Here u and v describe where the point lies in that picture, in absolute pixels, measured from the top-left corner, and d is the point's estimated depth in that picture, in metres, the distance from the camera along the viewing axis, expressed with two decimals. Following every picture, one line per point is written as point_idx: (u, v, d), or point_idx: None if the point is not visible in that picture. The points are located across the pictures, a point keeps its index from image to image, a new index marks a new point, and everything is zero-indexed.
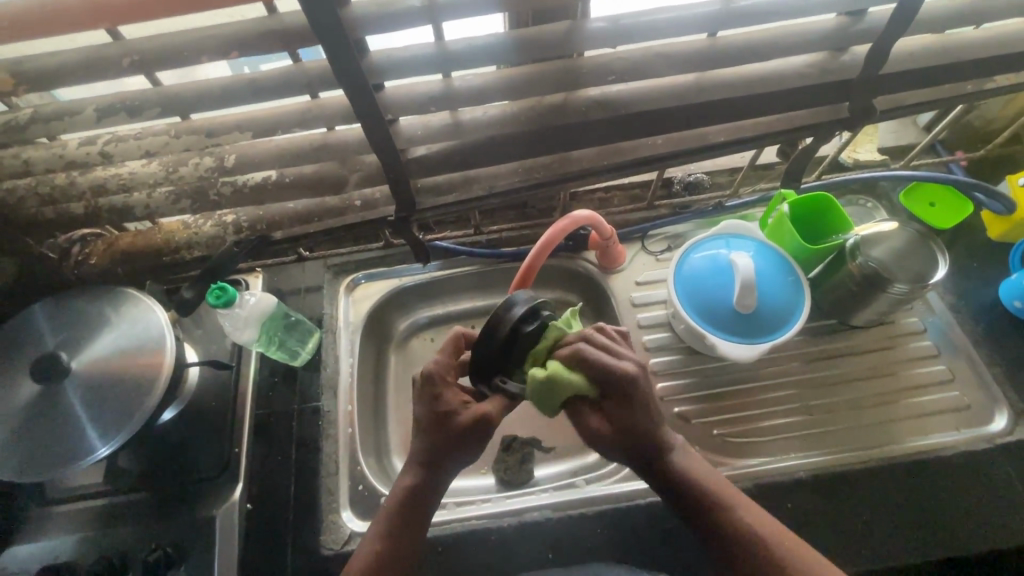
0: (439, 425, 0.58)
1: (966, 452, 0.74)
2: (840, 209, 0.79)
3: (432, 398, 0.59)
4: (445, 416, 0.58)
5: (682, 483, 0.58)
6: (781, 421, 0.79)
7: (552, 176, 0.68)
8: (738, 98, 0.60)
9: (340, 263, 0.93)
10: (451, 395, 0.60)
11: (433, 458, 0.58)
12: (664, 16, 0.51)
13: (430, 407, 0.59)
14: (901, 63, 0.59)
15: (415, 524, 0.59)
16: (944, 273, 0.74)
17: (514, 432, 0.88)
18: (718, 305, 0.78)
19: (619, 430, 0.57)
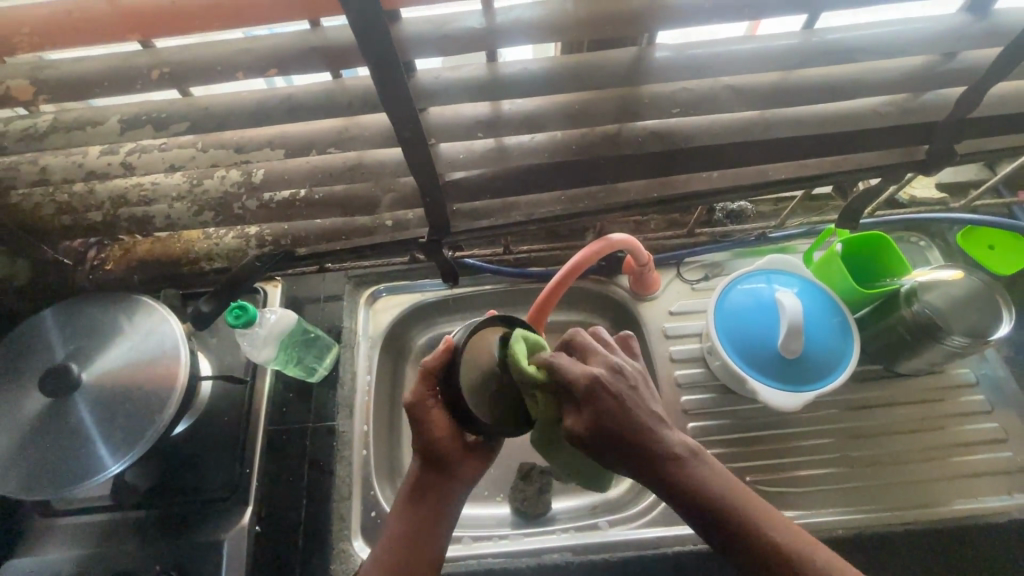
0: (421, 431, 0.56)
1: (1017, 519, 0.70)
2: (897, 253, 0.74)
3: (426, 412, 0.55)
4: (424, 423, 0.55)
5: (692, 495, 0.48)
6: (823, 471, 0.75)
7: (594, 206, 0.64)
8: (805, 137, 0.55)
9: (361, 274, 0.90)
10: (423, 396, 0.55)
11: (435, 455, 0.57)
12: (741, 47, 0.47)
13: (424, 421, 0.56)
14: (991, 107, 0.54)
15: (426, 515, 0.57)
16: (1007, 330, 0.69)
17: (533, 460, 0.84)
18: (764, 347, 0.73)
19: (598, 431, 0.46)
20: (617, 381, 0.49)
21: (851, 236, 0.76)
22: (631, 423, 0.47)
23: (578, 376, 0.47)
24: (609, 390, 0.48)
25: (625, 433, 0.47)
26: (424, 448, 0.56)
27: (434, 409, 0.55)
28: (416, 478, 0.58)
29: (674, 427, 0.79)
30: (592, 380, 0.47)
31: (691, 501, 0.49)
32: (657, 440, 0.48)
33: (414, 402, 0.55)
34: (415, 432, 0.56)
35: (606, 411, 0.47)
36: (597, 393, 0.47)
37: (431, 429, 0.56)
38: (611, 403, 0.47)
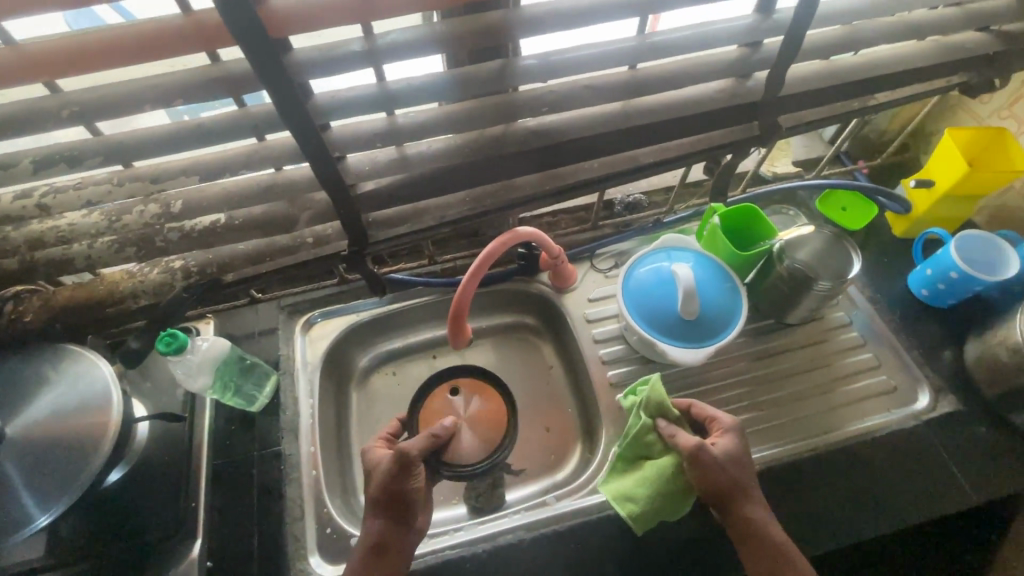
0: (394, 481, 0.67)
1: (899, 430, 0.80)
2: (764, 218, 0.86)
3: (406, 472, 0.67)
4: (402, 473, 0.67)
5: (761, 532, 0.64)
6: (737, 419, 0.84)
7: (499, 204, 0.70)
8: (659, 123, 0.66)
9: (294, 303, 0.93)
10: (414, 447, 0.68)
11: (399, 506, 0.67)
12: (587, 52, 0.57)
13: (402, 479, 0.67)
14: (796, 85, 0.67)
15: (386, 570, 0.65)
16: (859, 268, 0.82)
17: None
18: (666, 314, 0.81)
19: (705, 482, 0.65)
20: (721, 445, 0.67)
21: (726, 209, 0.87)
22: (738, 476, 0.66)
23: (690, 442, 0.66)
24: (728, 459, 0.66)
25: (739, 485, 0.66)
26: (388, 496, 0.67)
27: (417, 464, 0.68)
28: (377, 534, 0.67)
29: (604, 401, 0.87)
30: (696, 445, 0.66)
31: (770, 543, 0.64)
32: (751, 492, 0.66)
33: (406, 458, 0.67)
34: (392, 478, 0.67)
35: (719, 468, 0.65)
36: (699, 456, 0.65)
37: (406, 482, 0.67)
38: (724, 466, 0.66)
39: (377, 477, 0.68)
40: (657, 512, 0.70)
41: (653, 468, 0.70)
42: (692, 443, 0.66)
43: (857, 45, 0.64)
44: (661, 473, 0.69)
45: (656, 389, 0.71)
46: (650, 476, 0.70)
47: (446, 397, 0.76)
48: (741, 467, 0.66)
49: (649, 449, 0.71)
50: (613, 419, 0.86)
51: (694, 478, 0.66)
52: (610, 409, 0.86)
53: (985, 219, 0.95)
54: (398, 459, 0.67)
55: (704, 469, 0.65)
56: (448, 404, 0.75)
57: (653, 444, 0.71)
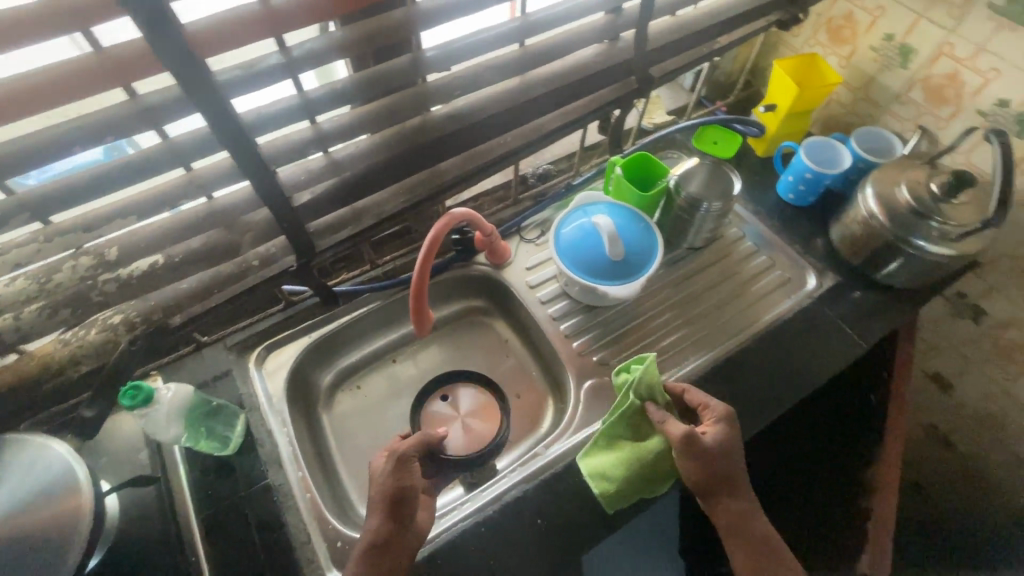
0: (396, 475, 0.69)
1: (800, 310, 0.96)
2: (656, 161, 0.99)
3: (405, 467, 0.71)
4: (402, 467, 0.70)
5: (740, 522, 0.71)
6: (675, 337, 0.97)
7: (430, 191, 0.75)
8: (554, 89, 0.74)
9: (241, 340, 0.91)
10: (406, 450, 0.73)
11: (397, 502, 0.68)
12: (482, 36, 0.64)
13: (400, 475, 0.70)
14: (657, 40, 0.78)
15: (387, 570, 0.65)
16: (740, 185, 0.96)
17: None
18: (597, 261, 0.90)
19: (694, 470, 0.70)
20: (715, 436, 0.70)
21: (624, 160, 0.99)
22: (728, 469, 0.70)
23: (683, 433, 0.70)
24: (721, 451, 0.70)
25: (726, 476, 0.70)
26: (391, 493, 0.68)
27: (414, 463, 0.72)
28: (377, 534, 0.66)
29: (563, 353, 0.95)
30: (689, 434, 0.69)
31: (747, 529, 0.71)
32: (738, 484, 0.71)
33: (405, 454, 0.72)
34: (393, 478, 0.69)
35: (709, 459, 0.69)
36: (690, 446, 0.69)
37: (406, 477, 0.70)
38: (715, 458, 0.69)
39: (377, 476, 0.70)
40: (628, 494, 0.76)
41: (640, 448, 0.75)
42: (685, 432, 0.69)
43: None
44: (646, 454, 0.74)
45: (648, 373, 0.74)
46: (628, 457, 0.76)
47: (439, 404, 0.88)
48: (731, 460, 0.70)
49: (633, 428, 0.77)
50: (575, 366, 0.94)
51: (684, 465, 0.70)
52: (570, 358, 0.95)
53: (819, 130, 1.16)
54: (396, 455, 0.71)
55: (694, 459, 0.69)
56: (442, 410, 0.88)
57: (641, 424, 0.76)
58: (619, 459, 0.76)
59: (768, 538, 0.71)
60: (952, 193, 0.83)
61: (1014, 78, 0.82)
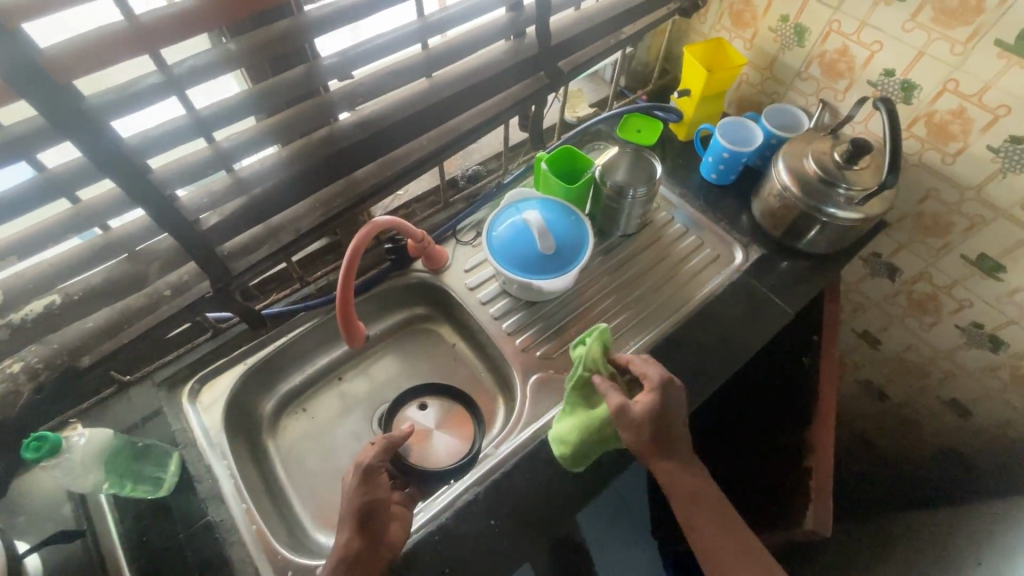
0: (365, 485, 0.71)
1: (730, 285, 1.00)
2: (579, 152, 1.00)
3: (372, 477, 0.72)
4: (369, 476, 0.72)
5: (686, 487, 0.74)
6: (615, 323, 0.99)
7: (348, 202, 0.74)
8: (463, 89, 0.74)
9: (169, 375, 0.87)
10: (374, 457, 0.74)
11: (366, 516, 0.69)
12: (378, 43, 0.63)
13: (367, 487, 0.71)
14: (561, 33, 0.79)
15: None
16: (661, 168, 0.99)
17: None
18: (530, 257, 0.91)
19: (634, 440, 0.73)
20: (648, 400, 0.72)
21: (549, 155, 0.99)
22: (665, 432, 0.74)
23: (616, 404, 0.72)
24: (656, 419, 0.72)
25: (664, 443, 0.73)
26: (360, 505, 0.69)
27: (379, 470, 0.73)
28: (348, 546, 0.67)
29: (507, 351, 0.96)
30: (620, 406, 0.72)
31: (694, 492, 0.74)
32: (676, 445, 0.75)
33: (371, 465, 0.73)
34: (360, 491, 0.70)
35: (644, 428, 0.72)
36: (626, 419, 0.72)
37: (375, 488, 0.71)
38: (650, 424, 0.72)
39: (347, 490, 0.71)
40: (587, 456, 0.78)
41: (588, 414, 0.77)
42: (616, 405, 0.72)
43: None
44: (594, 420, 0.76)
45: (593, 345, 0.79)
46: (581, 421, 0.77)
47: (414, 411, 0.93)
48: (665, 423, 0.73)
49: (581, 394, 0.80)
50: (521, 362, 0.95)
51: (626, 435, 0.73)
52: (515, 355, 0.95)
53: (735, 110, 1.20)
54: (361, 466, 0.72)
55: (630, 428, 0.72)
56: (417, 417, 0.93)
57: (590, 390, 0.80)
58: (572, 425, 0.78)
59: (712, 491, 0.75)
60: (852, 160, 0.89)
61: (895, 48, 0.87)
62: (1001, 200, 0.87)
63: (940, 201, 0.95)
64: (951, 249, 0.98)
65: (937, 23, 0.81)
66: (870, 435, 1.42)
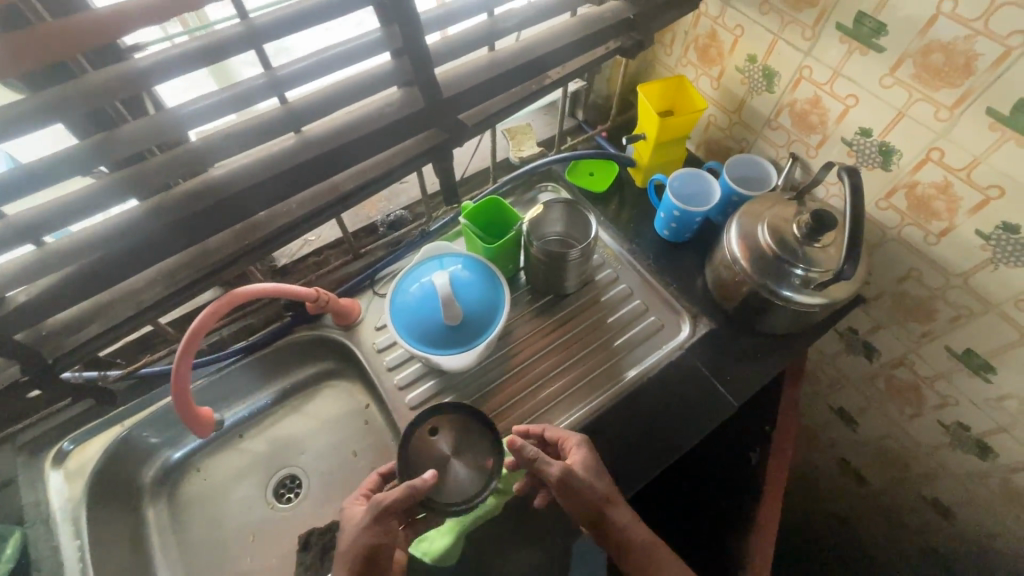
0: (365, 528, 0.65)
1: (670, 363, 0.88)
2: (505, 205, 0.89)
3: (379, 522, 0.65)
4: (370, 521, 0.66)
5: (641, 550, 0.68)
6: (554, 388, 0.88)
7: (198, 273, 0.64)
8: (334, 149, 0.64)
9: (33, 437, 0.80)
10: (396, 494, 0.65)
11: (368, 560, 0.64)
12: (202, 104, 0.54)
13: (370, 530, 0.65)
14: (459, 82, 0.68)
15: None
16: (596, 227, 0.87)
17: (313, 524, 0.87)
18: (433, 328, 0.81)
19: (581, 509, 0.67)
20: (580, 459, 0.69)
21: (472, 207, 0.88)
22: (606, 491, 0.69)
23: (555, 470, 0.66)
24: (594, 481, 0.68)
25: (609, 508, 0.67)
26: (359, 549, 0.64)
27: (392, 514, 0.66)
28: None
29: (411, 426, 0.86)
30: (561, 473, 0.66)
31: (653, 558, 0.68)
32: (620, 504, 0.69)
33: (393, 503, 0.65)
34: (374, 531, 0.65)
35: (580, 495, 0.66)
36: (567, 483, 0.66)
37: (378, 534, 0.65)
38: (587, 484, 0.67)
39: (362, 526, 0.66)
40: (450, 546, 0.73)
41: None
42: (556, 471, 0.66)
43: (495, 37, 0.67)
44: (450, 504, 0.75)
45: None
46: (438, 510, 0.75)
47: (428, 437, 0.72)
48: (603, 480, 0.69)
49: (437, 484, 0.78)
50: None
51: (567, 502, 0.67)
52: None
53: (704, 153, 1.07)
54: (376, 506, 0.65)
55: (572, 492, 0.66)
56: (433, 446, 0.71)
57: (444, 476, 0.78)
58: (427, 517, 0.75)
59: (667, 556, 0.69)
60: (814, 236, 0.75)
61: (871, 106, 0.73)
62: (993, 294, 0.73)
63: (921, 284, 0.81)
64: (934, 338, 0.83)
65: (918, 81, 0.67)
66: (850, 516, 1.27)
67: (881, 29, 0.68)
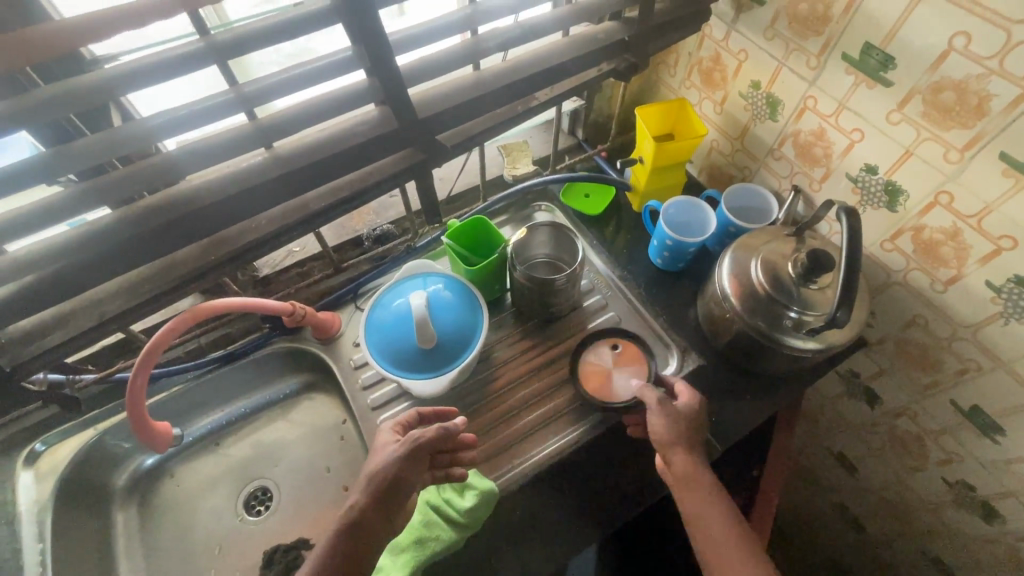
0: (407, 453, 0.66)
1: None
2: (490, 225, 0.87)
3: (417, 455, 0.66)
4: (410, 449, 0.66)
5: (711, 491, 0.65)
6: (531, 418, 0.83)
7: (162, 286, 0.64)
8: (304, 166, 0.62)
9: (6, 437, 0.81)
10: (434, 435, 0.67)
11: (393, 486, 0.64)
12: (160, 120, 0.52)
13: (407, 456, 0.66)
14: (437, 102, 0.66)
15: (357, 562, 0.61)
16: (582, 253, 0.84)
17: (278, 541, 0.85)
18: (406, 349, 0.79)
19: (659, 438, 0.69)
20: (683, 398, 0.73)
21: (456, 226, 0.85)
22: (691, 435, 0.70)
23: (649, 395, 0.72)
24: (690, 418, 0.71)
25: (682, 444, 0.68)
26: (394, 473, 0.65)
27: (425, 455, 0.66)
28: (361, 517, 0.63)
29: None
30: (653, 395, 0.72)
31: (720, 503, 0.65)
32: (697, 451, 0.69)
33: (428, 442, 0.66)
34: (403, 464, 0.65)
35: (667, 420, 0.70)
36: (659, 406, 0.71)
37: (410, 468, 0.66)
38: (684, 415, 0.71)
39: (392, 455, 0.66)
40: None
41: (414, 519, 0.72)
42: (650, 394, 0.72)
43: (477, 57, 0.65)
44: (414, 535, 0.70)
45: None
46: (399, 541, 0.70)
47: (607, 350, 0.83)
48: (694, 422, 0.71)
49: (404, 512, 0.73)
50: None
51: (660, 425, 0.69)
52: None
53: (706, 178, 1.02)
54: (412, 442, 0.66)
55: (662, 413, 0.70)
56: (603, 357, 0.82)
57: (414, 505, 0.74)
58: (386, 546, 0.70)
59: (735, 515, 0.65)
60: (810, 276, 0.70)
61: (877, 142, 0.69)
62: (1002, 350, 0.67)
63: (926, 333, 0.75)
64: (939, 390, 0.78)
65: (927, 119, 0.62)
66: (848, 565, 1.20)
67: (888, 62, 0.63)
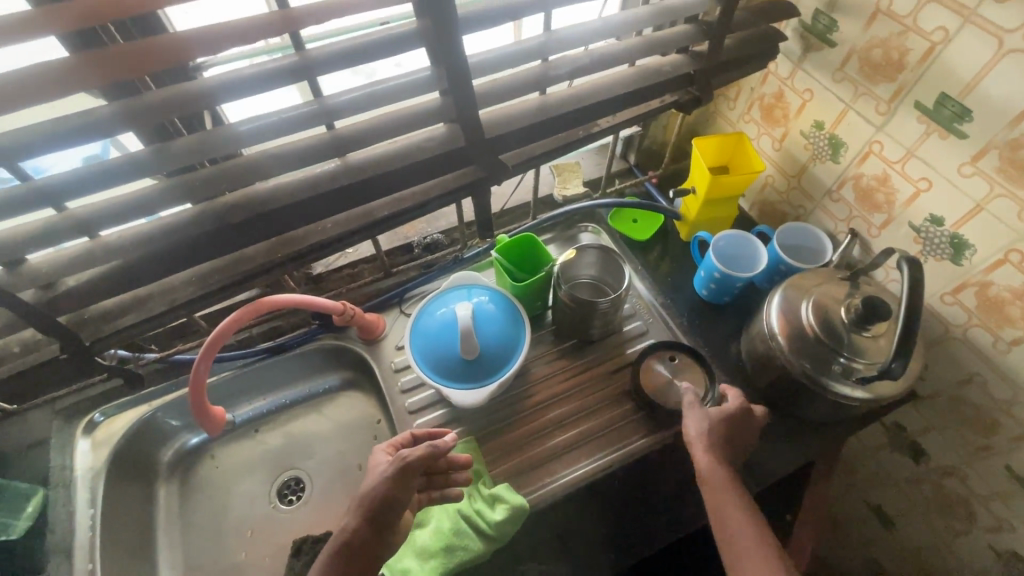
0: (395, 473, 0.65)
1: None
2: (539, 244, 0.88)
3: (407, 474, 0.66)
4: (399, 467, 0.66)
5: (732, 485, 0.66)
6: (563, 438, 0.83)
7: (230, 279, 0.67)
8: (372, 176, 0.65)
9: (69, 405, 0.86)
10: (418, 455, 0.67)
11: (384, 506, 0.64)
12: (249, 126, 0.56)
13: (395, 476, 0.65)
14: (503, 124, 0.68)
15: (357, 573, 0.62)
16: (627, 279, 0.84)
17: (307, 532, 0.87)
18: (448, 357, 0.81)
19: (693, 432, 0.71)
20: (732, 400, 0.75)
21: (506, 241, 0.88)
22: (729, 436, 0.71)
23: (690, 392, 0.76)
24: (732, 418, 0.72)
25: (716, 442, 0.70)
26: (386, 490, 0.65)
27: (414, 474, 0.66)
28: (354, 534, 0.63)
29: None
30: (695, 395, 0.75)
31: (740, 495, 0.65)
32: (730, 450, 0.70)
33: (416, 462, 0.66)
34: (392, 483, 0.65)
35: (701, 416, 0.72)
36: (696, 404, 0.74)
37: (398, 487, 0.65)
38: (727, 415, 0.72)
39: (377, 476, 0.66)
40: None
41: (444, 526, 0.74)
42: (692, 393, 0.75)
43: (546, 83, 0.67)
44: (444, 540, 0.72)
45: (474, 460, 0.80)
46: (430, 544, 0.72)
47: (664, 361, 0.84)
48: (735, 424, 0.72)
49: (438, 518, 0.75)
50: None
51: (693, 419, 0.72)
52: None
53: (757, 213, 1.02)
54: (400, 462, 0.66)
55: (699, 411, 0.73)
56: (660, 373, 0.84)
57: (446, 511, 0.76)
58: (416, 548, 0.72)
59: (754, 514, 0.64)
60: (863, 324, 0.69)
61: (945, 194, 0.67)
62: None
63: (983, 393, 0.73)
64: (993, 454, 0.75)
65: (1003, 175, 0.61)
66: None
67: (965, 115, 0.62)
